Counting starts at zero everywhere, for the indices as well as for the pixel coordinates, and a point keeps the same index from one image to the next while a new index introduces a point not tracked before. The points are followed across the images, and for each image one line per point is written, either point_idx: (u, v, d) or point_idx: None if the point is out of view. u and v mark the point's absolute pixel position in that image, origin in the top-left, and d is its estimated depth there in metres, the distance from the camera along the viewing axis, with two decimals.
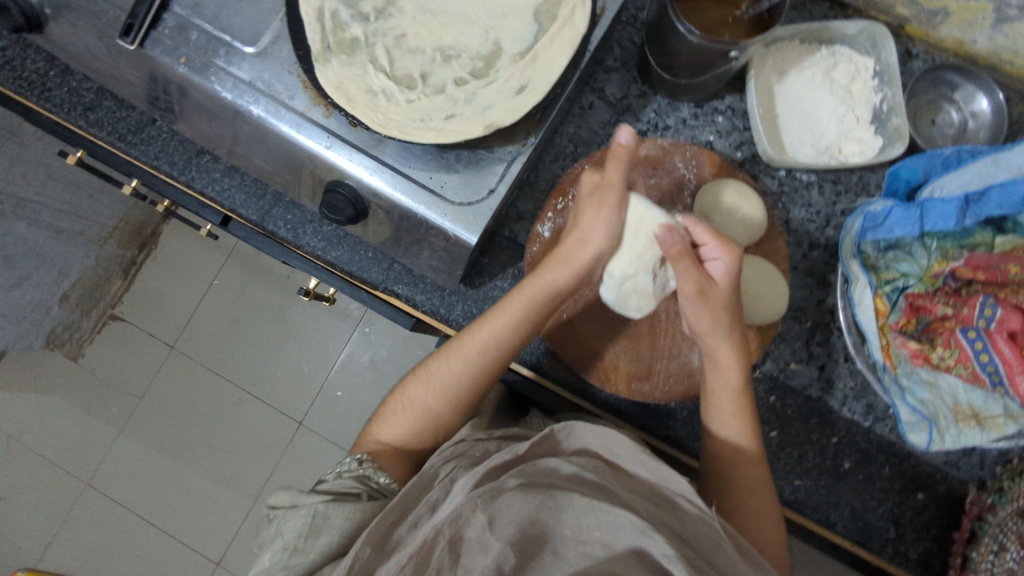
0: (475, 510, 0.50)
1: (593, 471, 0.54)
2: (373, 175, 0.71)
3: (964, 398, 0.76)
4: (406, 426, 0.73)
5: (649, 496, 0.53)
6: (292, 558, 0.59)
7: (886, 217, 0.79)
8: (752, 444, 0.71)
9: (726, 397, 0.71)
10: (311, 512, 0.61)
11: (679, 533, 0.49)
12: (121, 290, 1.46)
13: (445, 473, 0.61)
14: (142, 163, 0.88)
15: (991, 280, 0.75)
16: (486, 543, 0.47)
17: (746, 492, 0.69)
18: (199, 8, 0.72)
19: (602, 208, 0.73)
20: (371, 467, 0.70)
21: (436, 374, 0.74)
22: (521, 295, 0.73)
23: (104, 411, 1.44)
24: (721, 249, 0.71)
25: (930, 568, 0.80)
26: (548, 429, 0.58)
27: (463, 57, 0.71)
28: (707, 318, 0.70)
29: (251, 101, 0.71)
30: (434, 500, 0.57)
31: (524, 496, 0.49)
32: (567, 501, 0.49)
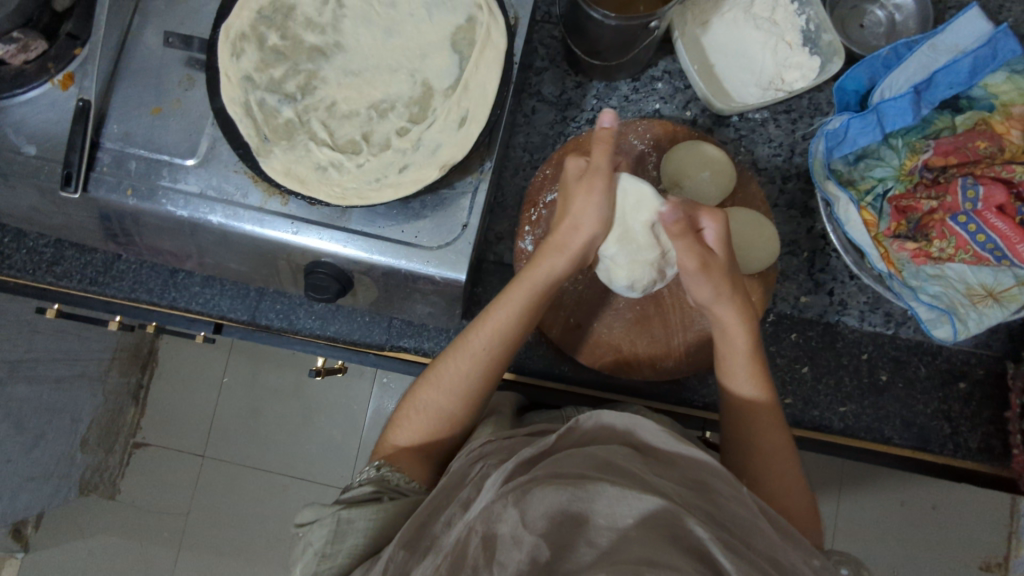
0: (505, 505, 0.46)
1: (623, 459, 0.51)
2: (347, 246, 0.71)
3: (974, 280, 0.77)
4: (424, 429, 0.69)
5: (680, 478, 0.51)
6: (321, 565, 0.57)
7: (847, 131, 0.79)
8: (769, 405, 0.69)
9: (739, 363, 0.70)
10: (335, 519, 0.57)
11: (713, 516, 0.48)
12: (138, 416, 1.46)
13: (474, 473, 0.56)
14: (121, 300, 0.88)
15: (963, 161, 0.79)
16: (520, 538, 0.44)
17: (770, 456, 0.67)
18: (130, 137, 0.73)
19: (592, 193, 0.70)
20: (391, 469, 0.66)
21: (447, 374, 0.69)
22: (519, 287, 0.70)
23: (157, 536, 1.45)
24: (711, 219, 0.69)
25: (993, 451, 0.81)
26: (575, 421, 0.56)
27: (397, 107, 0.70)
28: (708, 290, 0.69)
29: (208, 211, 0.71)
30: (465, 497, 0.53)
31: (556, 486, 0.45)
32: (599, 491, 0.45)
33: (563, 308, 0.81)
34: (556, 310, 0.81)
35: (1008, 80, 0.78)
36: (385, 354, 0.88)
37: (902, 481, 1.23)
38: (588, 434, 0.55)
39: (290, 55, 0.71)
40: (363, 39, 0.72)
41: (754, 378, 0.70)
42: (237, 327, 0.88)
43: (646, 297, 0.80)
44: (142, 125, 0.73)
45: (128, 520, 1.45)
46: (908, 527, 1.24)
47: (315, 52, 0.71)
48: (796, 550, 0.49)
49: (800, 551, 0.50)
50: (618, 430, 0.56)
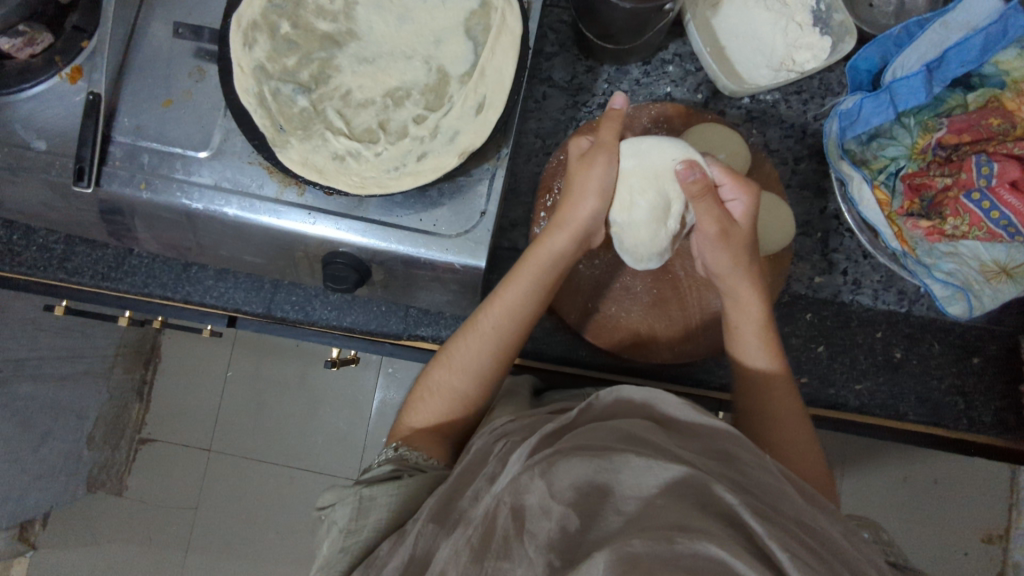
0: (532, 477, 0.46)
1: (646, 432, 0.50)
2: (365, 236, 0.71)
3: (987, 256, 0.78)
4: (439, 409, 0.68)
5: (701, 449, 0.50)
6: (347, 541, 0.55)
7: (860, 111, 0.80)
8: (782, 374, 0.69)
9: (752, 331, 0.70)
10: (357, 496, 0.56)
11: (738, 484, 0.47)
12: (142, 413, 1.46)
13: (498, 449, 0.56)
14: (134, 295, 0.87)
15: (976, 138, 0.79)
16: (548, 508, 0.44)
17: (784, 425, 0.66)
18: (142, 131, 0.72)
19: (593, 166, 0.71)
20: (408, 448, 0.64)
21: (457, 353, 0.69)
22: (525, 267, 0.69)
23: (167, 531, 1.45)
24: (738, 190, 0.70)
25: (1007, 425, 0.82)
26: (592, 398, 0.57)
27: (413, 95, 0.70)
28: (726, 258, 0.69)
29: (223, 203, 0.71)
30: (491, 471, 0.52)
31: (581, 458, 0.45)
32: (625, 462, 0.45)
33: (581, 293, 0.81)
34: (573, 295, 0.81)
35: (1020, 57, 0.78)
36: (402, 344, 0.88)
37: (904, 457, 1.25)
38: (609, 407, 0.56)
39: (303, 44, 0.70)
40: (377, 27, 0.71)
41: (767, 348, 0.69)
42: (252, 320, 0.87)
43: (664, 281, 0.81)
44: (153, 118, 0.72)
45: (137, 516, 1.45)
46: (913, 502, 1.26)
47: (328, 41, 0.70)
48: (827, 517, 0.47)
49: (831, 519, 0.47)
50: (636, 403, 0.57)
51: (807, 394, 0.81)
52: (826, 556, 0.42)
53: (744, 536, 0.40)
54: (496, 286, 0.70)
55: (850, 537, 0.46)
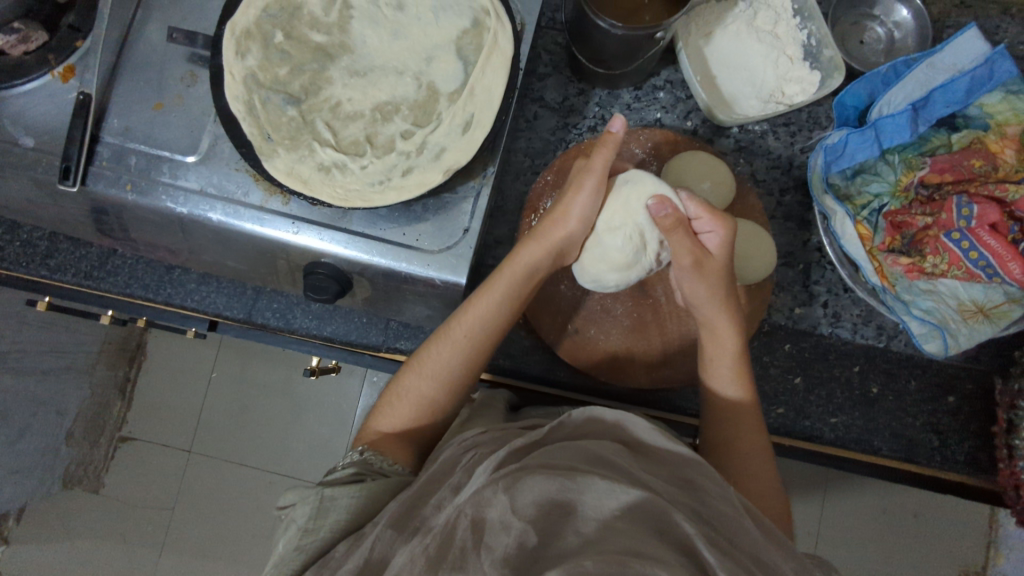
0: (496, 491, 0.46)
1: (613, 454, 0.50)
2: (347, 248, 0.71)
3: (966, 295, 0.78)
4: (407, 415, 0.67)
5: (668, 476, 0.50)
6: (303, 540, 0.53)
7: (846, 146, 0.80)
8: (749, 405, 0.69)
9: (725, 365, 0.70)
10: (318, 495, 0.55)
11: (698, 513, 0.47)
12: (124, 411, 1.43)
13: (465, 460, 0.55)
14: (115, 295, 0.87)
15: (958, 179, 0.81)
16: (508, 524, 0.43)
17: (746, 456, 0.66)
18: (130, 132, 0.72)
19: (580, 190, 0.73)
20: (374, 453, 0.63)
21: (428, 360, 0.68)
22: (499, 277, 0.70)
23: (139, 532, 1.43)
24: (715, 222, 0.70)
25: (980, 465, 0.82)
26: (563, 416, 0.57)
27: (402, 110, 0.70)
28: (703, 289, 0.69)
29: (207, 208, 0.71)
30: (456, 482, 0.52)
31: (546, 476, 0.45)
32: (590, 484, 0.45)
33: (561, 313, 0.81)
34: (554, 315, 0.81)
35: (1004, 100, 0.80)
36: (381, 356, 0.88)
37: (884, 491, 1.25)
38: (580, 425, 0.56)
39: (296, 53, 0.70)
40: (371, 41, 0.72)
41: (738, 378, 0.70)
42: (233, 325, 0.87)
43: (644, 305, 0.81)
44: (142, 120, 0.72)
45: (111, 515, 1.43)
46: (892, 536, 1.26)
47: (321, 52, 0.71)
48: (781, 551, 0.47)
49: (787, 553, 0.47)
50: (607, 423, 0.57)
51: (781, 424, 0.82)
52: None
53: (695, 564, 0.40)
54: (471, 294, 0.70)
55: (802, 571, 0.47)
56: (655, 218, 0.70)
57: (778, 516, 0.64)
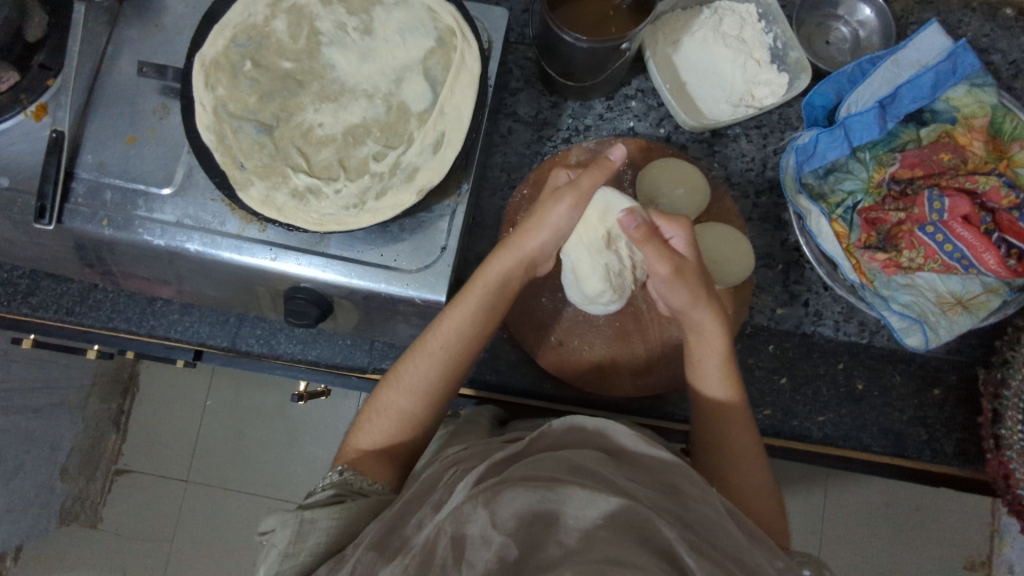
0: (475, 506, 0.45)
1: (595, 463, 0.50)
2: (326, 272, 0.71)
3: (944, 287, 0.79)
4: (387, 431, 0.67)
5: (649, 481, 0.51)
6: (283, 565, 0.53)
7: (816, 146, 0.81)
8: (741, 407, 0.69)
9: (713, 365, 0.69)
10: (297, 518, 0.55)
11: (682, 518, 0.47)
12: (118, 446, 1.42)
13: (448, 477, 0.55)
14: (98, 329, 0.87)
15: (929, 173, 0.81)
16: (488, 538, 0.42)
17: (738, 462, 0.66)
18: (105, 168, 0.72)
19: (558, 202, 0.70)
20: (353, 473, 0.62)
21: (406, 373, 0.68)
22: (474, 286, 0.69)
23: (138, 565, 1.42)
24: (672, 227, 0.70)
25: (969, 456, 0.83)
26: (541, 428, 0.57)
27: (373, 132, 0.71)
28: (685, 292, 0.68)
29: (185, 239, 0.71)
30: (438, 499, 0.51)
31: (527, 488, 0.45)
32: (569, 494, 0.45)
33: (544, 327, 0.82)
34: (537, 328, 0.82)
35: (969, 93, 0.81)
36: (368, 377, 0.88)
37: (882, 484, 1.25)
38: (563, 434, 0.57)
39: (264, 81, 0.71)
40: (339, 65, 0.72)
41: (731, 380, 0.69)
42: (217, 354, 0.87)
43: (626, 313, 0.81)
44: (117, 155, 0.73)
45: (109, 551, 1.42)
46: (894, 529, 1.26)
47: (289, 79, 0.71)
48: (763, 551, 0.47)
49: (770, 556, 0.48)
50: (589, 431, 0.57)
51: (769, 425, 0.82)
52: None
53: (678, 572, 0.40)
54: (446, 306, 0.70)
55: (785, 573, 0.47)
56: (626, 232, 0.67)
57: (774, 522, 0.64)
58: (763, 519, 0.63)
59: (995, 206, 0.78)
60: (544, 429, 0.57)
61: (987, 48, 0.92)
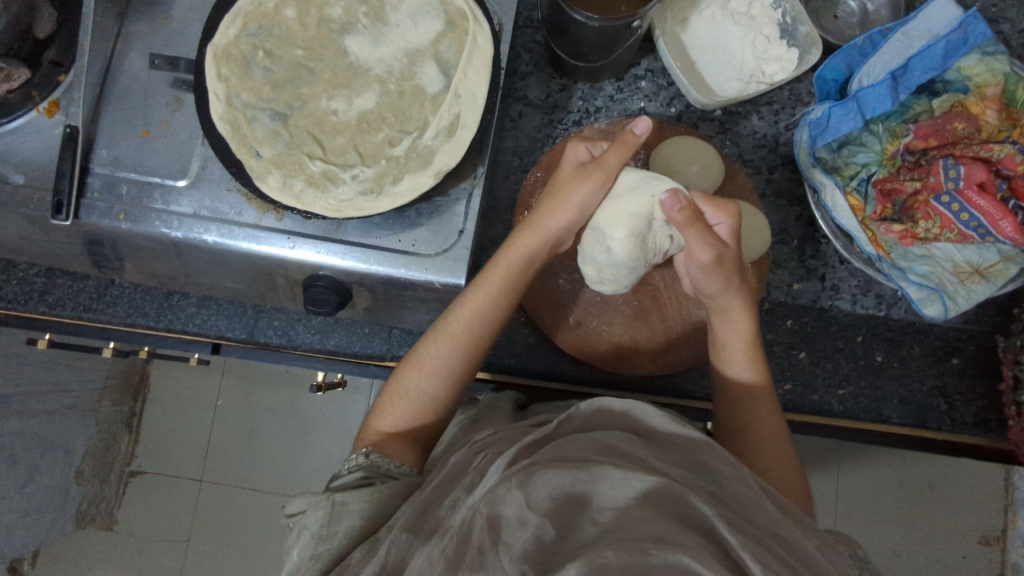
0: (509, 487, 0.43)
1: (625, 444, 0.48)
2: (344, 259, 0.71)
3: (961, 257, 0.79)
4: (409, 413, 0.67)
5: (679, 461, 0.49)
6: (318, 548, 0.54)
7: (829, 120, 0.81)
8: (764, 390, 0.69)
9: (739, 349, 0.70)
10: (329, 500, 0.55)
11: (716, 496, 0.45)
12: (131, 445, 1.43)
13: (477, 463, 0.54)
14: (115, 326, 0.87)
15: (942, 143, 0.80)
16: (524, 519, 0.41)
17: (762, 442, 0.66)
18: (120, 161, 0.72)
19: (585, 180, 0.71)
20: (379, 456, 0.63)
21: (426, 356, 0.68)
22: (498, 269, 0.69)
23: (158, 563, 1.42)
24: (718, 213, 0.69)
25: (990, 424, 0.83)
26: (565, 412, 0.55)
27: (387, 117, 0.71)
28: (718, 281, 0.68)
29: (202, 231, 0.71)
30: (469, 482, 0.51)
31: (560, 469, 0.43)
32: (602, 475, 0.43)
33: (562, 308, 0.82)
34: (555, 309, 0.82)
35: (981, 62, 0.80)
36: (387, 365, 0.88)
37: (899, 460, 1.25)
38: (591, 417, 0.54)
39: (277, 71, 0.71)
40: (352, 51, 0.72)
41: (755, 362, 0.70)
42: (236, 347, 0.87)
43: (643, 292, 0.81)
44: (131, 148, 0.73)
45: (129, 551, 1.43)
46: (911, 505, 1.26)
47: (302, 67, 0.71)
48: (798, 528, 0.46)
49: (807, 533, 0.47)
50: (616, 414, 0.55)
51: (790, 400, 0.83)
52: (796, 566, 0.40)
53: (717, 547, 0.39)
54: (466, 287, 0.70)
55: (822, 549, 0.46)
56: (668, 213, 0.66)
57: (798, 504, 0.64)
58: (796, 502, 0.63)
59: (1009, 174, 0.78)
60: (573, 411, 0.55)
61: (996, 18, 0.92)
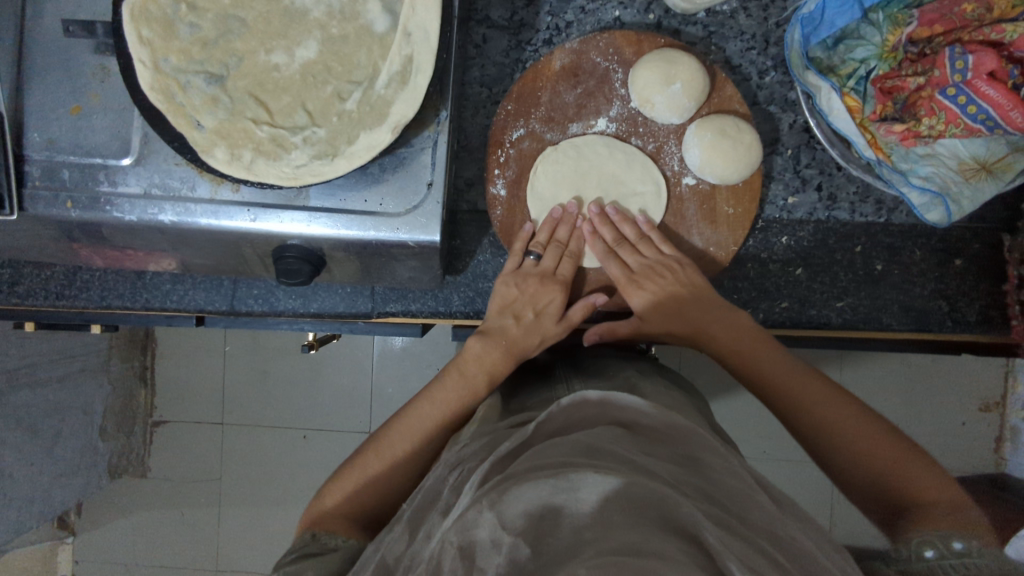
0: (480, 510, 0.40)
1: (610, 443, 0.46)
2: (312, 225, 0.67)
3: (967, 152, 0.74)
4: (354, 493, 0.65)
5: (669, 455, 0.48)
6: None
7: (823, 13, 0.74)
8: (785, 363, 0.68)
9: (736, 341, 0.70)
10: None
11: (704, 490, 0.44)
12: (150, 399, 1.47)
13: (455, 480, 0.52)
14: (94, 310, 0.85)
15: (949, 29, 0.71)
16: (498, 541, 0.38)
17: (852, 450, 0.61)
18: (56, 145, 0.67)
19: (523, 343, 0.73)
20: (320, 533, 0.61)
21: (387, 444, 0.67)
22: (471, 374, 0.70)
23: (193, 506, 1.48)
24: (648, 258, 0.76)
25: (993, 323, 0.81)
26: (549, 410, 0.53)
27: (334, 68, 0.64)
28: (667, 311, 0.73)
29: (157, 211, 0.67)
30: (446, 507, 0.49)
31: (536, 481, 0.40)
32: (582, 479, 0.40)
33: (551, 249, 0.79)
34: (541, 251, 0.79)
35: None
36: (374, 322, 0.86)
37: None
38: (570, 414, 0.52)
39: (204, 26, 0.63)
40: None
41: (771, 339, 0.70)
42: (219, 318, 0.85)
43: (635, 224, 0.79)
44: (65, 129, 0.67)
45: (162, 497, 1.48)
46: (915, 385, 1.28)
47: (231, 19, 0.63)
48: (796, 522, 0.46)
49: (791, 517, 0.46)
50: (595, 405, 0.53)
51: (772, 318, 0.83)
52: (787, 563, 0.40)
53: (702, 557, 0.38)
54: (429, 387, 0.71)
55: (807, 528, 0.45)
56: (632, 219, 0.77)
57: (937, 494, 0.57)
58: (918, 499, 0.56)
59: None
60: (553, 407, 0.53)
61: None
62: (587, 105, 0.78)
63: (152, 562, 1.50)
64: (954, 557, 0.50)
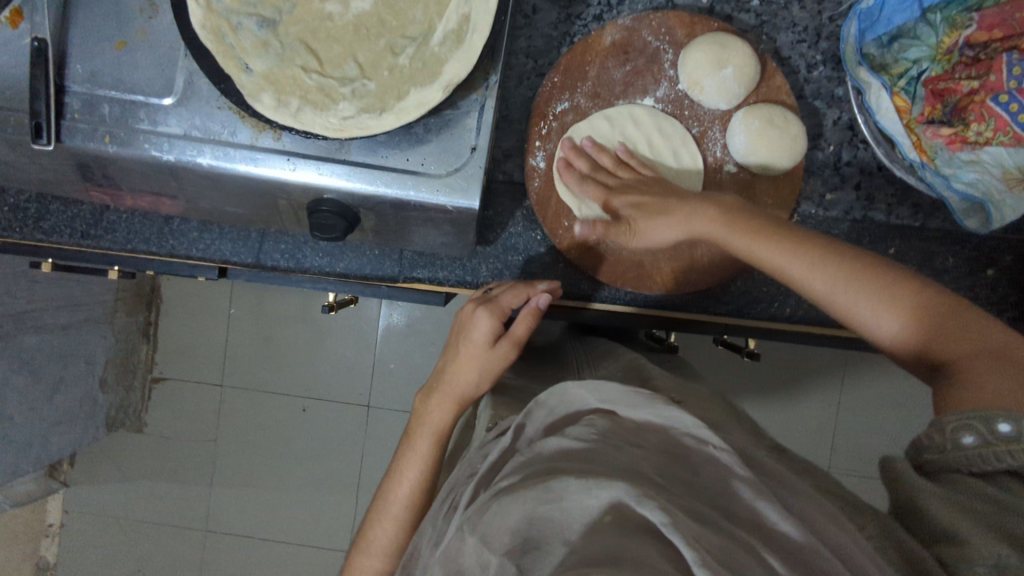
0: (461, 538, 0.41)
1: (586, 445, 0.45)
2: (349, 180, 0.67)
3: (1012, 163, 0.73)
4: None
5: (655, 446, 0.47)
6: None
7: (881, 10, 0.74)
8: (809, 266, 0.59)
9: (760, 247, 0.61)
10: None
11: (688, 484, 0.44)
12: (151, 353, 1.47)
13: (447, 503, 0.52)
14: (118, 252, 0.84)
15: (1009, 34, 0.69)
16: (485, 563, 0.38)
17: (902, 332, 0.55)
18: (98, 78, 0.66)
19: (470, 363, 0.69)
20: None
21: (374, 537, 0.66)
22: (424, 437, 0.68)
23: (188, 465, 1.47)
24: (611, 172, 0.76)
25: None
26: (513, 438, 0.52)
27: (388, 22, 0.63)
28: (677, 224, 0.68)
29: (195, 153, 0.66)
30: (437, 536, 0.50)
31: (519, 495, 0.39)
32: (564, 489, 0.39)
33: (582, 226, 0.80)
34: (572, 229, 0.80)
35: None
36: (399, 287, 0.85)
37: None
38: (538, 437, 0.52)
39: None
40: None
41: (758, 240, 0.61)
42: (243, 271, 0.85)
43: None
44: (108, 63, 0.66)
45: (159, 453, 1.47)
46: None
47: None
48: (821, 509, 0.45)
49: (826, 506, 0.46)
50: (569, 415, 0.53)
51: (799, 314, 0.83)
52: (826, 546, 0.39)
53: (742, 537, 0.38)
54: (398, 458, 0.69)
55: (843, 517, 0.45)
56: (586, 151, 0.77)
57: (961, 345, 0.52)
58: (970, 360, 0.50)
59: None
60: (534, 410, 0.55)
61: None
62: (634, 83, 0.78)
63: (142, 518, 1.49)
64: (997, 442, 0.45)
